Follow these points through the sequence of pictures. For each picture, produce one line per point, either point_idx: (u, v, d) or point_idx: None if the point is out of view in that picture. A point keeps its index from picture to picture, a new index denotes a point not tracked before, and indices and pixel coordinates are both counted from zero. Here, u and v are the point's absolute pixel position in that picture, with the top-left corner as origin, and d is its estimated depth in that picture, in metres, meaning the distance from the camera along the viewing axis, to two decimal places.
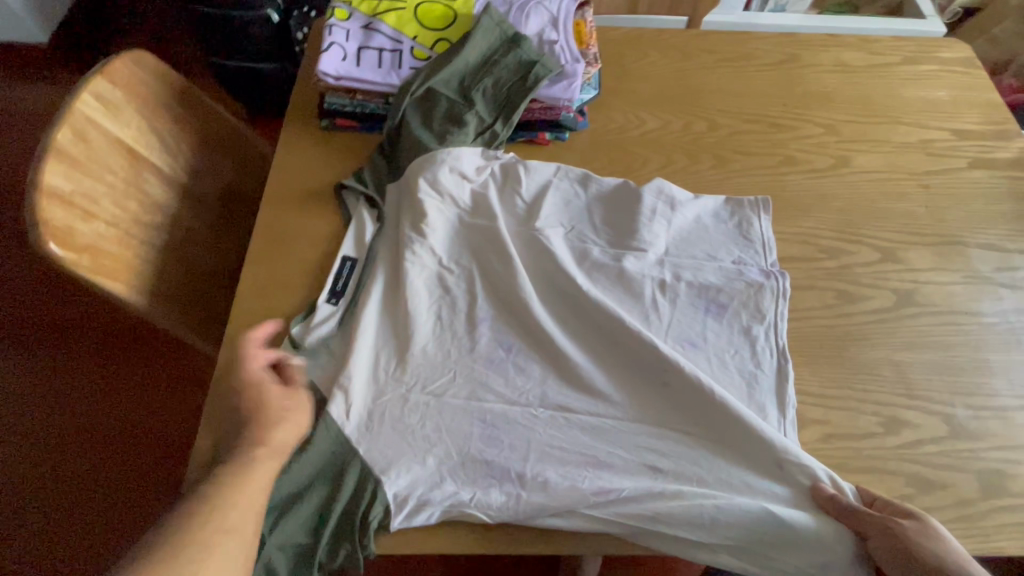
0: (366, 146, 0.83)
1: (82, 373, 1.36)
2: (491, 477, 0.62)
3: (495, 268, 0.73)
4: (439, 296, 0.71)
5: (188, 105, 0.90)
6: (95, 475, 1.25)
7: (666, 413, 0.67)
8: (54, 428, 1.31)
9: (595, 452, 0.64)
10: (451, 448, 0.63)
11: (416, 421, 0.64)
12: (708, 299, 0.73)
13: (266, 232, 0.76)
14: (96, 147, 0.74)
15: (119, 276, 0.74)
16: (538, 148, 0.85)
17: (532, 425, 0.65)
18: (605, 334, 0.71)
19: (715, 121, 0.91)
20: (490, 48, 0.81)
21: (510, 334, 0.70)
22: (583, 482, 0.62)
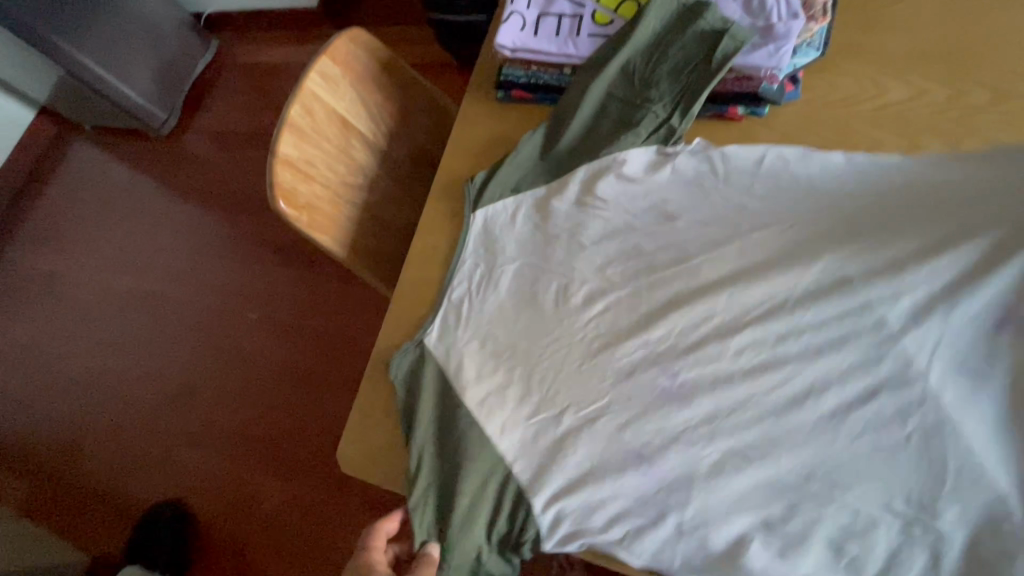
0: (535, 119, 0.81)
1: (308, 286, 1.71)
2: (648, 516, 0.60)
3: (674, 290, 0.68)
4: (603, 311, 0.69)
5: (392, 75, 0.99)
6: (310, 369, 1.61)
7: (864, 483, 0.57)
8: (286, 325, 1.68)
9: (769, 508, 0.58)
10: (604, 479, 0.62)
11: (570, 446, 0.64)
12: (944, 343, 0.58)
13: (433, 203, 0.80)
14: (318, 120, 0.88)
15: (328, 230, 0.89)
16: (726, 126, 0.72)
17: (692, 468, 0.61)
18: (788, 385, 0.61)
19: (1003, 92, 0.65)
20: (668, 23, 0.71)
21: (680, 364, 0.65)
22: (759, 542, 0.57)
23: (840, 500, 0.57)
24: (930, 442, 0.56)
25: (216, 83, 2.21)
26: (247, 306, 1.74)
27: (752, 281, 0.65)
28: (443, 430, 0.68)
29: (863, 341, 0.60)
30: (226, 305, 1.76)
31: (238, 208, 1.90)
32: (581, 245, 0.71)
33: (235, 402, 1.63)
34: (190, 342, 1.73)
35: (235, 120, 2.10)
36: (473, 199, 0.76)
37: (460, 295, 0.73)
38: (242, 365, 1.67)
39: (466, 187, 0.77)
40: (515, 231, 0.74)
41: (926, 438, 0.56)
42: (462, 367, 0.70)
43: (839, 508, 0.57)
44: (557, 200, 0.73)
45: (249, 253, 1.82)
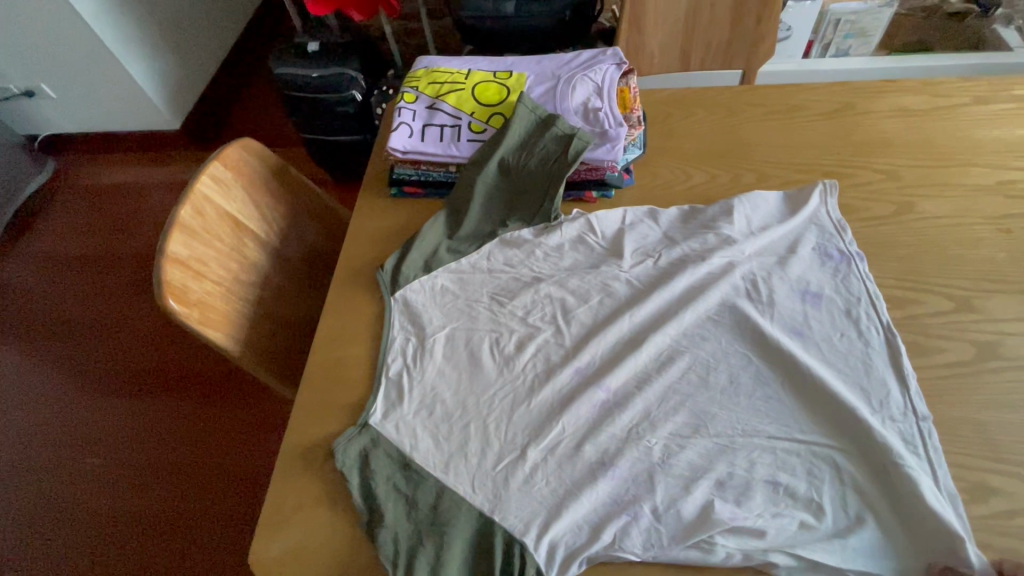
0: (428, 209, 0.93)
1: (180, 408, 1.54)
2: (623, 514, 0.63)
3: (589, 327, 0.77)
4: (533, 352, 0.76)
5: (282, 180, 1.05)
6: (182, 503, 1.39)
7: (775, 450, 0.65)
8: (151, 457, 1.47)
9: (713, 473, 0.64)
10: (572, 497, 0.64)
11: (539, 479, 0.66)
12: (795, 324, 0.73)
13: (339, 287, 0.85)
14: (209, 220, 0.89)
15: (219, 326, 0.86)
16: (585, 205, 0.90)
17: (645, 468, 0.66)
18: (682, 399, 0.70)
19: (764, 172, 0.92)
20: (530, 129, 0.89)
21: (601, 390, 0.71)
22: (719, 506, 0.62)
23: (758, 466, 0.64)
24: (801, 404, 0.68)
25: (58, 206, 2.05)
26: (107, 445, 1.50)
27: (649, 302, 0.77)
28: (398, 487, 0.67)
29: (747, 331, 0.74)
30: (79, 450, 1.50)
31: (93, 337, 1.70)
32: (499, 299, 0.80)
33: (81, 563, 1.34)
34: (29, 504, 1.43)
35: (84, 243, 1.93)
36: (388, 284, 0.83)
37: (398, 370, 0.76)
38: (93, 515, 1.40)
39: (379, 276, 0.84)
40: (437, 300, 0.81)
41: (799, 401, 0.69)
42: (413, 439, 0.70)
43: (764, 461, 0.65)
44: (472, 276, 0.82)
45: (105, 382, 1.61)
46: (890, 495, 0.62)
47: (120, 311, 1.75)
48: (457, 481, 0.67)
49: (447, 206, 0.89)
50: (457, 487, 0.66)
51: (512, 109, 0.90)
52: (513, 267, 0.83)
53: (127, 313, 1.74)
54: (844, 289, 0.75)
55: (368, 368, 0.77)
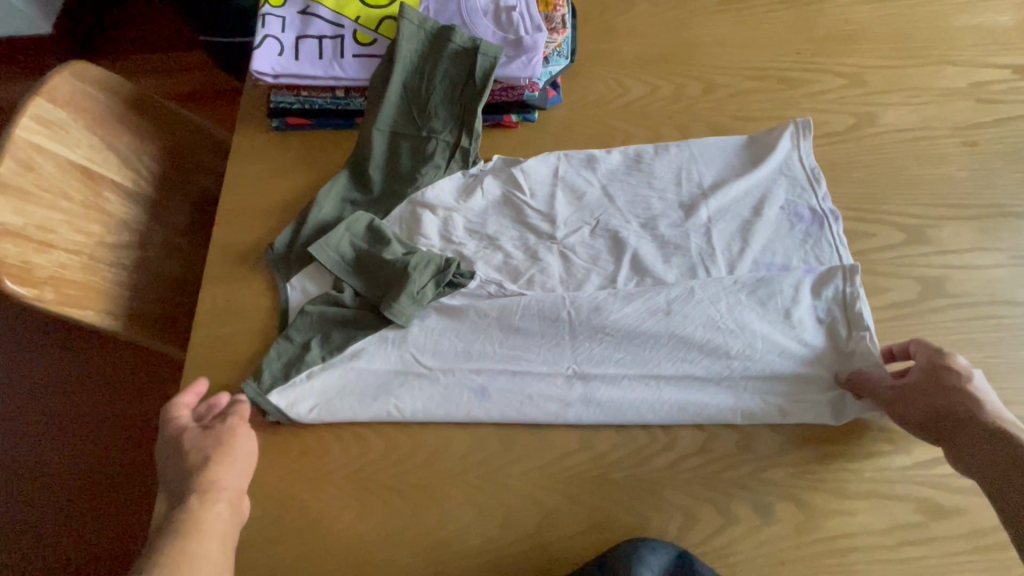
0: (320, 145, 0.78)
1: (31, 374, 1.23)
2: (543, 531, 0.58)
3: (522, 317, 0.65)
4: (456, 345, 0.65)
5: (143, 113, 0.87)
6: (60, 480, 1.15)
7: (706, 451, 0.60)
8: (6, 435, 1.19)
9: (643, 478, 0.59)
10: (490, 517, 0.59)
11: (453, 497, 0.60)
12: (758, 298, 0.64)
13: (220, 250, 0.73)
14: (46, 175, 0.73)
15: (88, 302, 0.74)
16: (505, 132, 0.77)
17: (572, 477, 0.60)
18: (630, 398, 0.61)
19: (711, 81, 0.78)
20: (424, 54, 0.71)
21: (539, 392, 0.62)
22: (647, 517, 0.58)
23: (683, 464, 0.59)
24: (765, 391, 0.61)
25: None
26: None
27: (589, 286, 0.67)
28: (294, 510, 0.60)
29: (703, 306, 0.64)
30: None
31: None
32: None
33: None
34: None
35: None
36: (281, 268, 0.70)
37: None
38: None
39: (269, 258, 0.71)
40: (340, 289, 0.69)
41: (761, 388, 0.61)
42: (312, 457, 0.62)
43: (695, 462, 0.59)
44: (379, 249, 0.68)
45: None
46: (820, 479, 0.58)
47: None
48: (363, 500, 0.60)
49: (350, 170, 0.74)
50: (362, 507, 0.60)
51: (396, 25, 0.72)
52: (432, 242, 0.71)
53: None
54: (814, 257, 0.67)
55: (263, 347, 0.68)
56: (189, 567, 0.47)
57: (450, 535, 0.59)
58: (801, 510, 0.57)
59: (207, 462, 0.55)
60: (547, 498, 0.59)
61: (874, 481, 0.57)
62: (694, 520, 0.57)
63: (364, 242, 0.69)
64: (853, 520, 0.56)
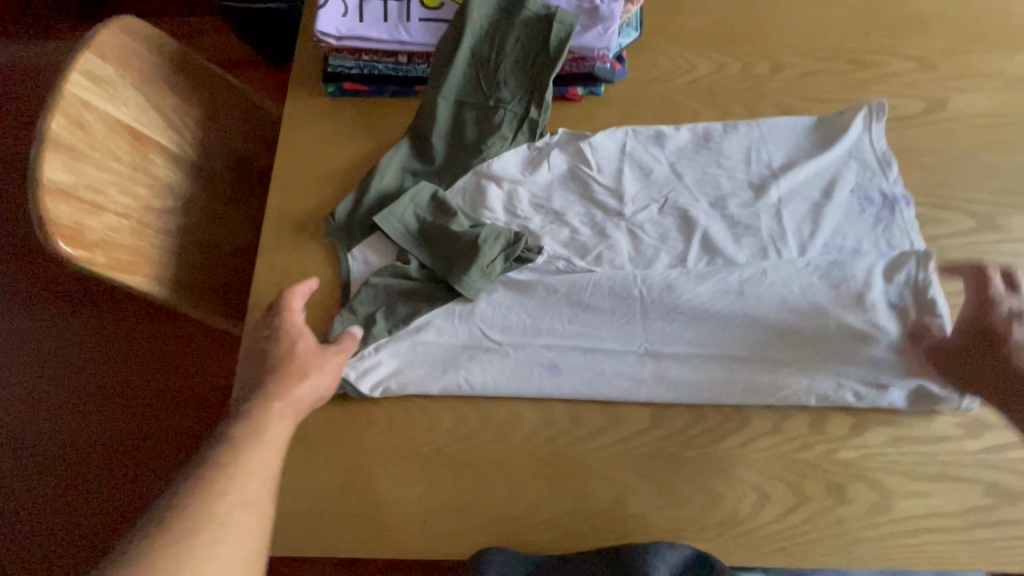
0: (379, 112, 0.75)
1: (72, 334, 1.23)
2: (620, 508, 0.58)
3: (592, 294, 0.64)
4: (527, 319, 0.64)
5: (188, 73, 0.83)
6: (91, 443, 1.15)
7: (779, 431, 0.60)
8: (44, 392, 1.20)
9: (717, 460, 0.59)
10: (564, 493, 0.59)
11: (527, 471, 0.59)
12: (831, 281, 0.64)
13: (278, 218, 0.71)
14: (96, 133, 0.70)
15: (138, 268, 0.72)
16: (570, 105, 0.75)
17: (650, 451, 0.60)
18: (705, 378, 0.61)
19: (780, 60, 0.77)
20: (494, 20, 0.69)
21: (612, 369, 0.62)
22: (721, 497, 0.58)
23: (755, 443, 0.59)
24: (838, 375, 0.61)
25: None
26: None
27: (659, 265, 0.66)
28: (363, 480, 0.60)
29: (775, 288, 0.64)
30: None
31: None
32: None
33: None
34: None
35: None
36: (342, 239, 0.69)
37: None
38: None
39: (329, 229, 0.69)
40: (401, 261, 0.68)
41: (834, 371, 0.61)
42: (383, 429, 0.61)
43: (767, 442, 0.59)
44: (445, 221, 0.66)
45: None
46: (891, 462, 0.58)
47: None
48: (433, 474, 0.60)
49: (412, 138, 0.72)
50: (435, 481, 0.60)
51: None
52: (498, 216, 0.69)
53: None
54: (885, 242, 0.66)
55: (324, 317, 0.67)
56: (241, 481, 0.48)
57: (522, 510, 0.59)
58: (873, 491, 0.57)
59: (292, 373, 0.57)
60: (617, 476, 0.59)
61: (945, 466, 0.58)
62: (767, 500, 0.58)
63: (429, 213, 0.67)
64: (924, 502, 0.57)
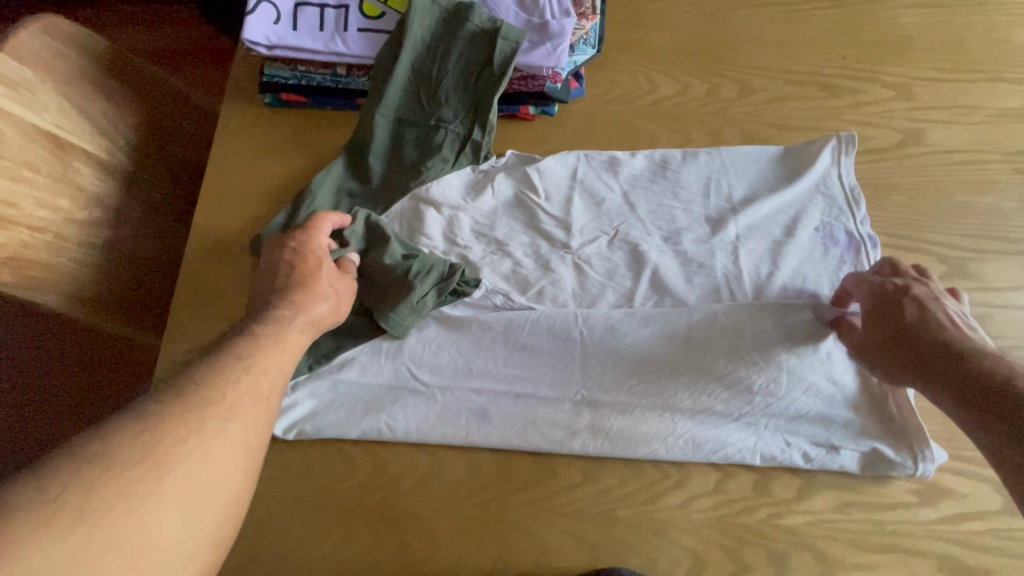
0: (317, 126, 0.71)
1: None
2: (547, 571, 0.54)
3: (529, 333, 0.60)
4: (459, 358, 0.60)
5: (121, 75, 0.79)
6: None
7: (720, 491, 0.55)
8: None
9: (653, 522, 0.55)
10: (488, 553, 0.54)
11: (449, 526, 0.55)
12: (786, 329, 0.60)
13: (200, 236, 0.67)
14: (8, 140, 0.65)
15: (52, 285, 0.68)
16: (521, 126, 0.70)
17: (582, 506, 0.55)
18: (644, 430, 0.57)
19: (748, 83, 0.72)
20: (438, 32, 0.64)
21: (544, 416, 0.58)
22: (655, 563, 0.54)
23: (695, 504, 0.55)
24: (786, 432, 0.57)
25: None
26: None
27: (604, 304, 0.62)
28: (275, 532, 0.55)
29: (727, 333, 0.58)
30: None
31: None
32: None
33: None
34: None
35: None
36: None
37: None
38: None
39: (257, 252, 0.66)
40: None
41: (781, 428, 0.57)
42: (298, 475, 0.57)
43: (707, 502, 0.55)
44: (377, 252, 0.61)
45: None
46: (839, 530, 0.54)
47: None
48: (345, 525, 0.55)
49: (349, 158, 0.67)
50: (350, 534, 0.55)
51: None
52: (436, 244, 0.65)
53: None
54: None
55: None
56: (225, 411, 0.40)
57: (439, 569, 0.54)
58: (818, 562, 0.53)
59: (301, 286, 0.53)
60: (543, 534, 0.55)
61: (896, 536, 0.54)
62: (701, 567, 0.53)
63: (362, 242, 0.61)
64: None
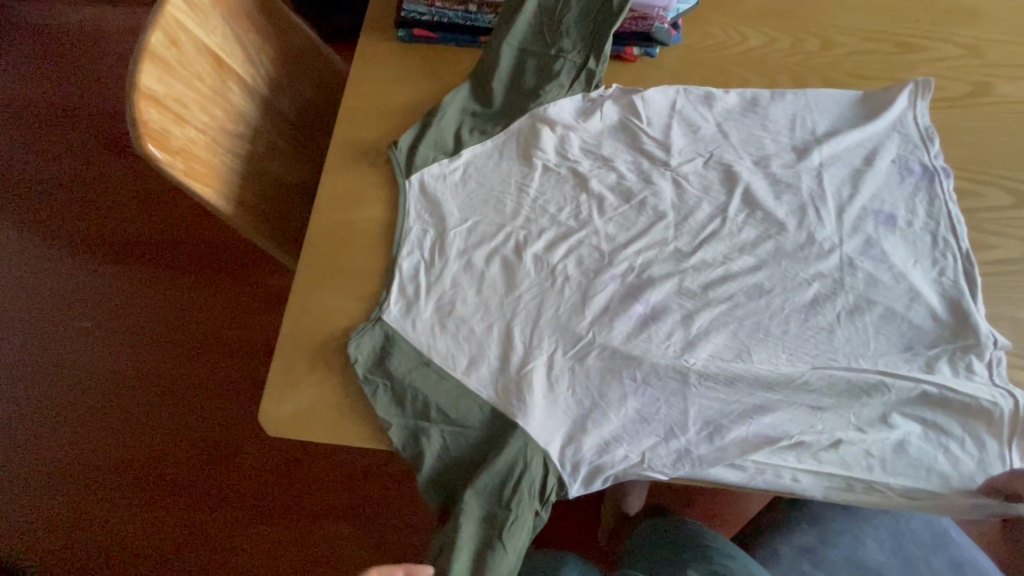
0: (443, 58, 0.80)
1: (170, 283, 1.39)
2: (651, 432, 0.61)
3: (631, 236, 0.69)
4: (571, 253, 0.69)
5: (268, 15, 0.90)
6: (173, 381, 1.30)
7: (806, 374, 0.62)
8: (140, 330, 1.35)
9: (743, 396, 0.62)
10: (599, 413, 0.62)
11: (562, 387, 0.63)
12: (864, 243, 0.67)
13: (342, 144, 0.76)
14: (186, 53, 0.76)
15: (208, 181, 0.78)
16: (624, 64, 0.79)
17: (684, 377, 0.63)
18: (734, 320, 0.65)
19: (829, 38, 0.80)
20: None
21: (645, 305, 0.66)
22: (748, 431, 0.61)
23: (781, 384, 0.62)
24: (863, 328, 0.64)
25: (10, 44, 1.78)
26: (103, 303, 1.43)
27: (700, 215, 0.70)
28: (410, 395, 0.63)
29: (805, 244, 0.68)
30: (63, 315, 1.38)
31: (17, 202, 1.50)
32: (529, 190, 0.72)
33: (72, 428, 1.28)
34: (27, 353, 1.35)
35: (15, 89, 1.65)
36: (403, 166, 0.74)
37: (414, 265, 0.69)
38: (84, 380, 1.32)
39: (393, 155, 0.74)
40: (456, 192, 0.72)
41: (858, 326, 0.64)
42: (430, 340, 0.66)
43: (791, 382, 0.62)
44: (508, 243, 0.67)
45: (86, 244, 1.44)
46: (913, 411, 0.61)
47: (45, 178, 1.52)
48: (474, 381, 0.64)
49: (474, 81, 0.77)
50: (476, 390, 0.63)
51: None
52: (549, 157, 0.73)
53: (59, 214, 1.48)
54: (923, 210, 0.69)
55: (380, 235, 0.71)
56: None
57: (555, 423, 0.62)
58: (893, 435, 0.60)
59: None
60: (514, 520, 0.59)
61: (969, 420, 0.60)
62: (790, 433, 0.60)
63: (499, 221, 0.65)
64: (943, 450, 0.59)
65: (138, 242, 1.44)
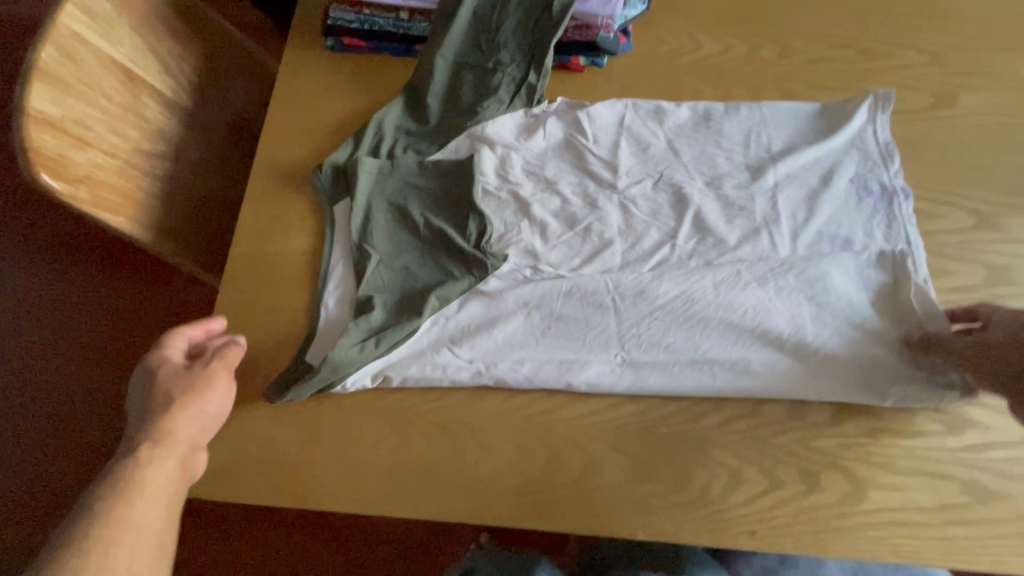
0: (376, 69, 0.74)
1: (93, 297, 1.25)
2: (595, 483, 0.58)
3: (575, 267, 0.65)
4: (510, 286, 0.64)
5: (188, 19, 0.82)
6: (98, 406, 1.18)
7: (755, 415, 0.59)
8: (62, 349, 1.22)
9: (691, 442, 0.58)
10: (540, 464, 0.58)
11: (499, 436, 0.59)
12: (821, 269, 0.63)
13: (265, 168, 0.70)
14: (86, 68, 0.68)
15: (120, 209, 0.71)
16: (570, 76, 0.74)
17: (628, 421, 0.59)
18: (682, 356, 0.61)
19: (788, 45, 0.75)
20: None
21: (588, 341, 0.62)
22: (696, 480, 0.57)
23: (729, 427, 0.59)
24: (818, 363, 0.60)
25: None
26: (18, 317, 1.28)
27: (648, 243, 0.65)
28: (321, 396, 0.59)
29: (759, 272, 0.63)
30: None
31: None
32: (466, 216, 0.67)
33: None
34: None
35: None
36: (329, 192, 0.68)
37: (338, 303, 0.64)
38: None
39: (318, 181, 0.68)
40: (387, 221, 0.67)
41: (813, 361, 0.60)
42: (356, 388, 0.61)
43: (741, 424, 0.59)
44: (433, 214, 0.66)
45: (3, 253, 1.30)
46: (868, 452, 0.58)
47: None
48: (404, 433, 0.60)
49: (407, 98, 0.71)
50: (408, 442, 0.59)
51: None
52: (488, 180, 0.68)
53: None
54: (882, 233, 0.65)
55: (307, 269, 0.66)
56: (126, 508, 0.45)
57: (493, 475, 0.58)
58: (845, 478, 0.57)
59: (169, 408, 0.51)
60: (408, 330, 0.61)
61: (923, 461, 0.57)
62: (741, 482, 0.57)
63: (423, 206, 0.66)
64: (896, 494, 0.56)
65: (50, 250, 1.30)
